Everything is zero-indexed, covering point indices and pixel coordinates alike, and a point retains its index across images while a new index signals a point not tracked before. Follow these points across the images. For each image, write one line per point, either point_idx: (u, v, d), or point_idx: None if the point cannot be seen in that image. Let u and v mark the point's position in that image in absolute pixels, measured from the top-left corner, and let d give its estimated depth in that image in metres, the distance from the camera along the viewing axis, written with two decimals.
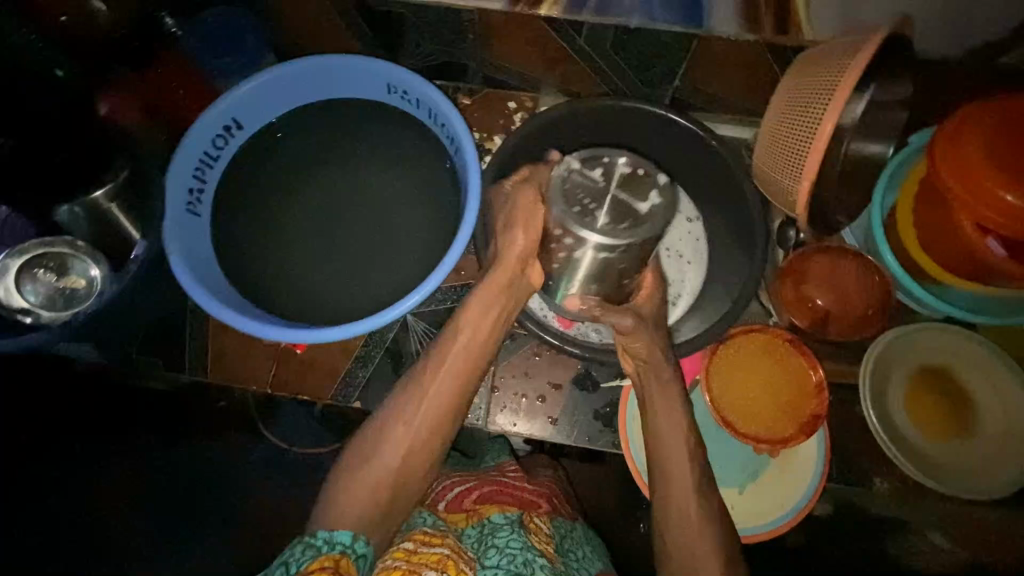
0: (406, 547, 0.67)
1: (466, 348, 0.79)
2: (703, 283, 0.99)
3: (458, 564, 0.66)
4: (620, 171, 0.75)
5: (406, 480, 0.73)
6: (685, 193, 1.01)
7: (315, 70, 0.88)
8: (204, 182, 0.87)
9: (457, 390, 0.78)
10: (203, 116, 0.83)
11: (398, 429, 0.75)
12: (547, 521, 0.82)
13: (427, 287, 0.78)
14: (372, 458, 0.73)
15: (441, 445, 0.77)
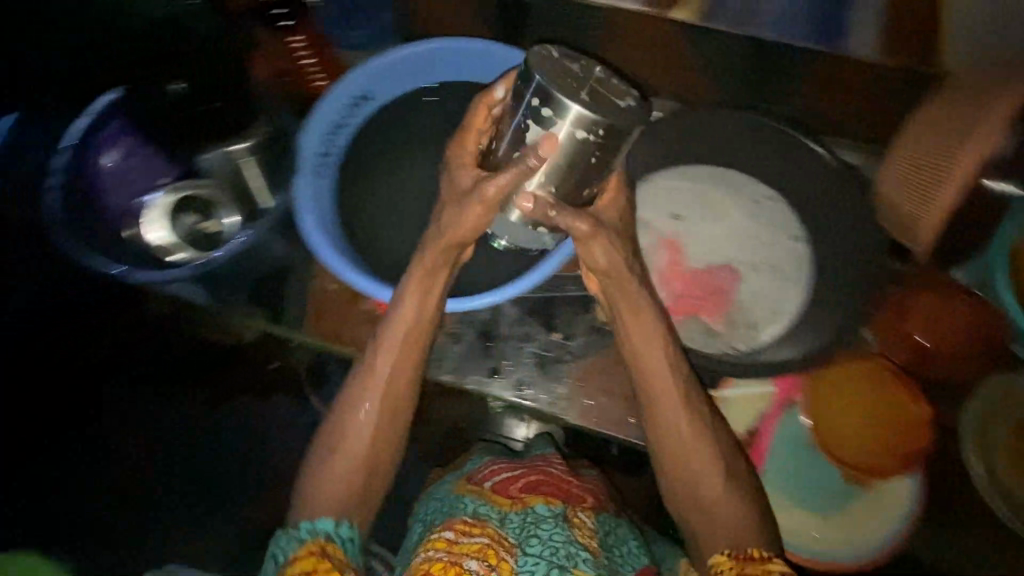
0: (448, 536, 0.76)
1: (413, 320, 0.79)
2: (807, 302, 0.94)
3: (498, 553, 0.75)
4: (598, 68, 0.65)
5: (372, 460, 0.77)
6: (790, 211, 0.98)
7: (447, 52, 0.91)
8: (331, 148, 0.90)
9: (404, 364, 0.79)
10: (339, 85, 0.88)
11: (354, 412, 0.78)
12: (590, 515, 0.83)
13: (547, 268, 0.82)
14: (337, 443, 0.77)
15: (401, 418, 0.80)
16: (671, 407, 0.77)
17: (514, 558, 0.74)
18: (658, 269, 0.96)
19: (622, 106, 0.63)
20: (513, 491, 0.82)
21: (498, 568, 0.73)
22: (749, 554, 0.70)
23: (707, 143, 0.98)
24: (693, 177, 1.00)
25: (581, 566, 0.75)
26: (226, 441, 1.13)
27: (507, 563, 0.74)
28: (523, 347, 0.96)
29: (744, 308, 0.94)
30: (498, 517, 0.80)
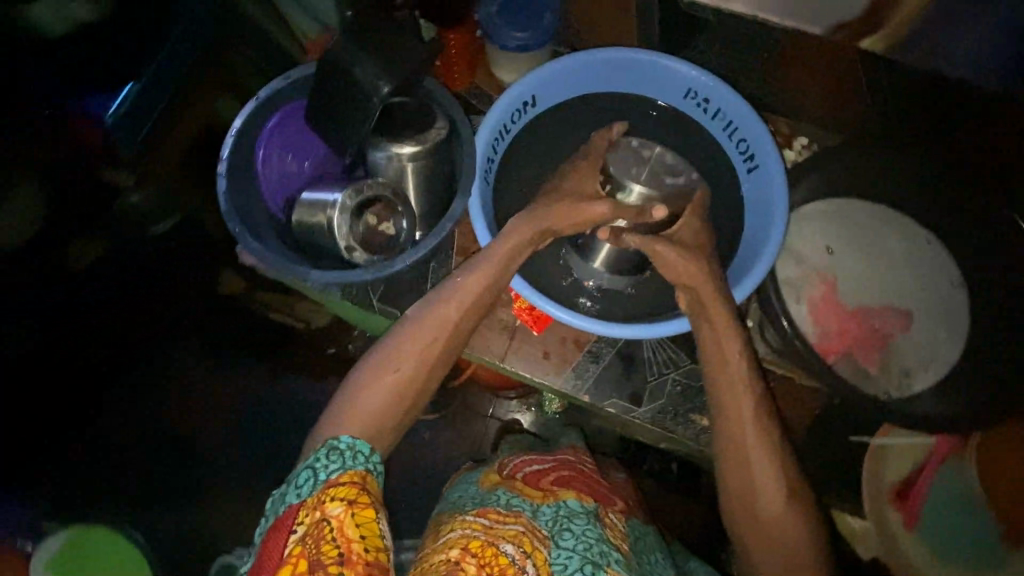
0: (483, 521, 0.73)
1: (479, 290, 0.80)
2: (960, 351, 0.88)
3: (532, 542, 0.72)
4: (662, 159, 0.89)
5: (407, 399, 0.77)
6: (944, 251, 0.93)
7: (619, 62, 0.86)
8: (496, 154, 0.86)
9: (465, 319, 0.81)
10: (512, 89, 0.83)
11: (400, 348, 0.78)
12: (621, 519, 0.85)
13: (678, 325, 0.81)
14: (373, 373, 0.77)
15: (442, 368, 0.81)
16: (739, 395, 0.76)
17: (548, 550, 0.72)
18: (812, 303, 0.93)
19: (677, 182, 0.88)
20: (544, 485, 0.83)
21: (533, 558, 0.70)
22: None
23: (862, 179, 0.94)
24: (849, 210, 0.96)
25: (613, 566, 0.74)
26: (278, 421, 1.45)
27: (542, 554, 0.71)
28: (666, 374, 0.91)
29: (900, 354, 0.90)
30: (530, 509, 0.78)
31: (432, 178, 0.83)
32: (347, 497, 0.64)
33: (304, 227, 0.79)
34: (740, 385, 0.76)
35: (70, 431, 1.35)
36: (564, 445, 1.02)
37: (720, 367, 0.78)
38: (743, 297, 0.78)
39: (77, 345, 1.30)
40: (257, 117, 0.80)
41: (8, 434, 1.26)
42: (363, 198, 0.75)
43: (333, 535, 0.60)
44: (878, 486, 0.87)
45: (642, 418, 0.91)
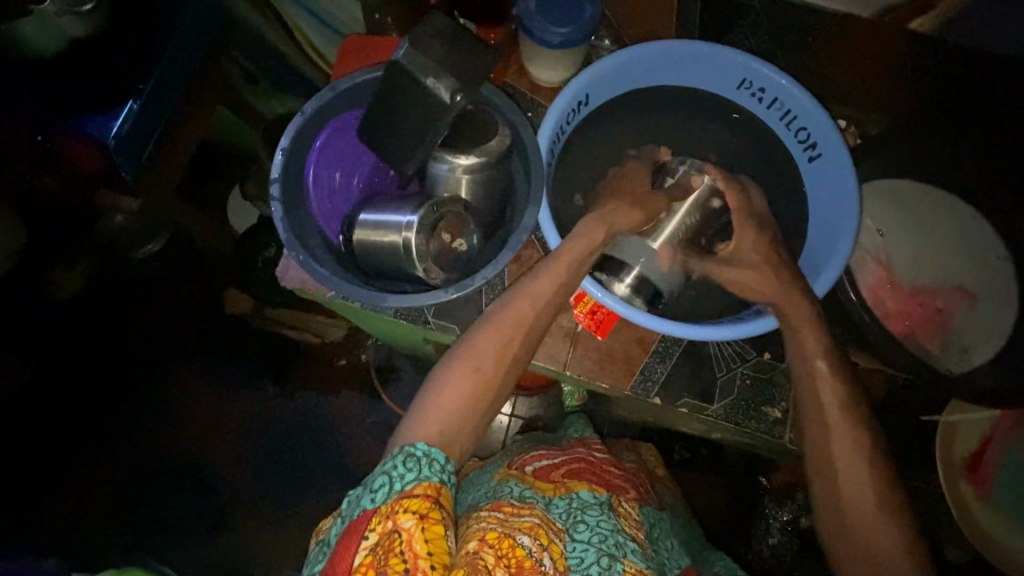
0: (498, 514, 0.69)
1: (553, 288, 0.76)
2: (1012, 325, 0.90)
3: (548, 534, 0.69)
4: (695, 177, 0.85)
5: (481, 403, 0.73)
6: (983, 223, 0.94)
7: (671, 53, 0.84)
8: (554, 156, 0.83)
9: (538, 318, 0.76)
10: (569, 86, 0.80)
11: (471, 350, 0.74)
12: (635, 508, 0.81)
13: (751, 326, 0.77)
14: (447, 376, 0.74)
15: (517, 371, 0.77)
16: (833, 381, 0.75)
17: (563, 543, 0.69)
18: (870, 286, 0.94)
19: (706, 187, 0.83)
20: (555, 477, 0.80)
21: (550, 551, 0.67)
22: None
23: (912, 160, 0.93)
24: (902, 192, 0.96)
25: (631, 558, 0.70)
26: (294, 436, 1.41)
27: (557, 546, 0.68)
28: (735, 370, 0.91)
29: (957, 330, 0.92)
30: (543, 501, 0.75)
31: (493, 191, 0.79)
32: (420, 510, 0.60)
33: (367, 250, 0.74)
34: (825, 376, 0.75)
35: (70, 433, 1.37)
36: (572, 437, 0.97)
37: (795, 351, 0.77)
38: (822, 293, 0.79)
39: (80, 350, 1.35)
40: (306, 134, 0.75)
41: (8, 433, 1.33)
42: (436, 215, 0.71)
43: (402, 548, 0.57)
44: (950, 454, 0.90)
45: (716, 415, 0.90)
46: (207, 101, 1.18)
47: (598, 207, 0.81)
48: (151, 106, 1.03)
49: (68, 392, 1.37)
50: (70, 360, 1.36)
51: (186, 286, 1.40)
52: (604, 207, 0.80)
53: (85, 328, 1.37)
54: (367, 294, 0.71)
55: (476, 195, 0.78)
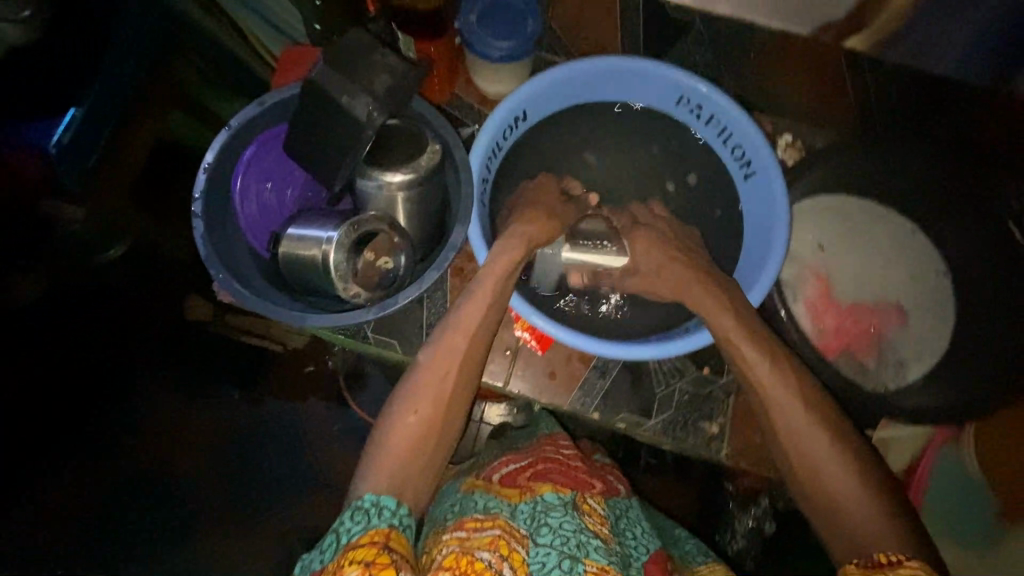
0: (460, 534, 0.67)
1: (482, 321, 0.76)
2: (948, 339, 0.91)
3: (509, 544, 0.67)
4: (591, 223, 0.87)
5: (432, 444, 0.72)
6: (922, 237, 0.95)
7: (610, 70, 0.84)
8: (490, 172, 0.83)
9: (475, 346, 0.76)
10: (503, 104, 0.80)
11: (415, 396, 0.73)
12: (600, 502, 0.78)
13: (675, 346, 0.78)
14: (395, 420, 0.72)
15: (464, 404, 0.76)
16: (783, 390, 0.73)
17: (526, 550, 0.67)
18: (809, 301, 0.95)
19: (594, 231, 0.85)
20: (521, 481, 0.77)
21: (510, 560, 0.65)
22: (876, 560, 0.61)
23: (856, 177, 0.93)
24: (844, 208, 0.97)
25: (593, 557, 0.66)
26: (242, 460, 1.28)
27: (519, 555, 0.66)
28: (674, 386, 0.91)
29: (893, 346, 0.93)
30: (508, 509, 0.72)
31: (427, 205, 0.78)
32: (366, 558, 0.57)
33: (295, 265, 0.73)
34: (750, 356, 0.74)
35: (67, 433, 1.22)
36: (536, 436, 0.91)
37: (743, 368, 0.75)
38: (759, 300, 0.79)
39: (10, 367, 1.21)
40: (233, 147, 0.74)
41: (7, 433, 1.19)
42: (360, 233, 0.70)
43: None
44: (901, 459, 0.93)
45: (654, 430, 0.91)
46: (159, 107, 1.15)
47: (514, 220, 0.81)
48: (97, 115, 1.01)
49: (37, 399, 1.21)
50: (71, 357, 1.22)
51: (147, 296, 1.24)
52: (533, 223, 0.80)
53: (83, 331, 1.22)
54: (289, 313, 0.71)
55: (410, 209, 0.77)
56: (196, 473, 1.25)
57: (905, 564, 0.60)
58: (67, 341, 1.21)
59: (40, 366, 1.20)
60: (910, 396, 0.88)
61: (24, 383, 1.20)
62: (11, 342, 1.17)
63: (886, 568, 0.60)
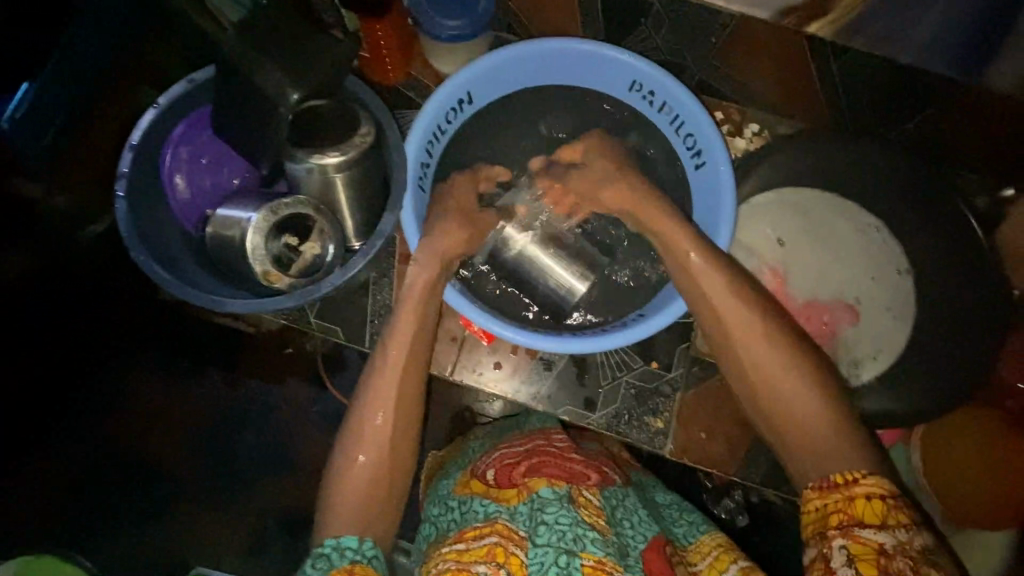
0: (457, 547, 0.60)
1: (421, 328, 0.72)
2: (906, 337, 0.89)
3: (507, 549, 0.59)
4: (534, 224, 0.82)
5: (389, 477, 0.67)
6: (888, 231, 0.92)
7: (558, 52, 0.81)
8: (431, 156, 0.81)
9: (414, 356, 0.71)
10: (445, 85, 0.77)
11: (360, 430, 0.68)
12: (597, 494, 0.67)
13: (612, 339, 0.75)
14: (350, 450, 0.67)
15: (414, 422, 0.70)
16: (776, 363, 0.64)
17: (524, 552, 0.59)
18: None
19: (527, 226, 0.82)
20: (516, 477, 0.67)
21: (508, 567, 0.58)
22: (831, 480, 0.57)
23: (820, 168, 0.90)
24: (803, 200, 0.94)
25: (591, 549, 0.58)
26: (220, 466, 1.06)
27: (517, 559, 0.59)
28: (619, 379, 0.89)
29: (850, 345, 0.91)
30: (507, 512, 0.63)
31: (366, 189, 0.76)
32: None
33: (220, 242, 0.72)
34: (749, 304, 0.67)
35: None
36: (532, 427, 0.80)
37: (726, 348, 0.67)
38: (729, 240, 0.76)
39: None
40: (161, 125, 0.73)
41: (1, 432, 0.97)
42: (279, 218, 0.69)
43: None
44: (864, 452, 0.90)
45: (598, 423, 0.89)
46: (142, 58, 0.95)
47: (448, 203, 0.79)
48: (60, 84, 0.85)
49: (66, 409, 1.00)
50: (72, 359, 1.00)
51: (124, 294, 1.02)
52: (464, 207, 0.78)
53: (87, 330, 1.01)
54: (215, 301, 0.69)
55: (345, 192, 0.75)
56: (195, 476, 1.04)
57: (862, 481, 0.55)
58: (70, 341, 0.99)
59: (40, 366, 0.98)
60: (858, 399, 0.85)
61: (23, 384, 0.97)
62: (9, 343, 0.94)
63: (841, 491, 0.55)
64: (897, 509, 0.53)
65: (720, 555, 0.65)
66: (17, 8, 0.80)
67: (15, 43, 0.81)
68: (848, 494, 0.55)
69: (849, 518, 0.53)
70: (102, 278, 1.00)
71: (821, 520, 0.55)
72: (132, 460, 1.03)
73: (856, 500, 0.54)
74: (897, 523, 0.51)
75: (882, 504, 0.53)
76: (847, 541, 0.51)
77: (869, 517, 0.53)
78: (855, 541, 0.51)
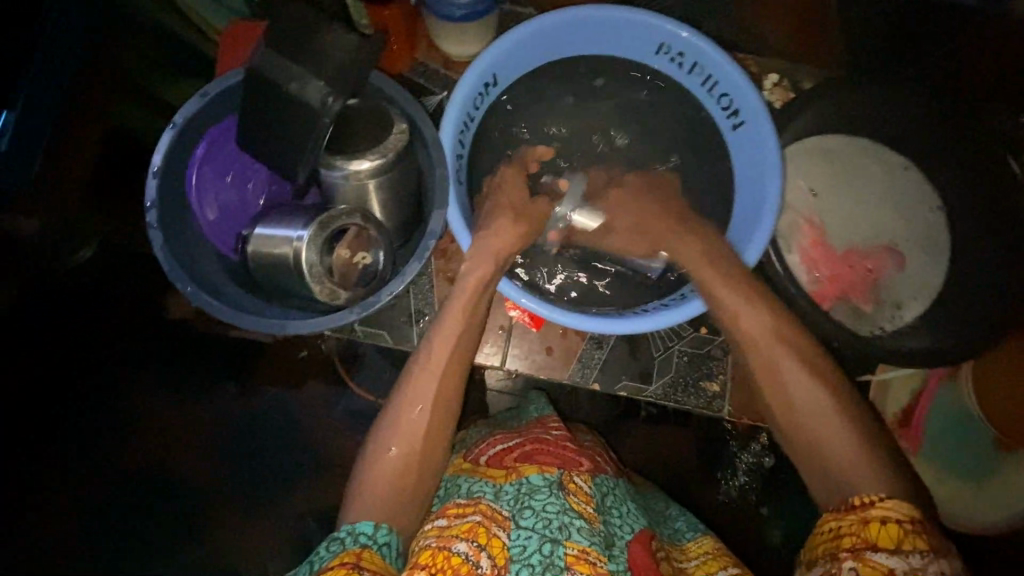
0: (439, 523, 0.61)
1: (461, 328, 0.68)
2: (944, 275, 0.90)
3: (490, 530, 0.60)
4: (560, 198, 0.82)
5: (433, 469, 0.65)
6: (920, 171, 0.93)
7: (580, 21, 0.78)
8: (464, 147, 0.78)
9: (459, 352, 0.68)
10: (471, 69, 0.74)
11: (396, 421, 0.66)
12: (588, 481, 0.67)
13: (675, 314, 0.73)
14: (384, 448, 0.65)
15: (452, 418, 0.67)
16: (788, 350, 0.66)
17: (507, 534, 0.60)
18: (803, 250, 0.94)
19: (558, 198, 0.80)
20: (508, 460, 0.68)
21: (488, 549, 0.58)
22: (848, 503, 0.58)
23: (846, 115, 0.90)
24: (835, 148, 0.94)
25: (575, 538, 0.59)
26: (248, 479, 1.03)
27: (498, 540, 0.60)
28: (672, 348, 0.90)
29: (889, 287, 0.92)
30: (493, 491, 0.65)
31: (404, 191, 0.73)
32: None
33: (263, 260, 0.69)
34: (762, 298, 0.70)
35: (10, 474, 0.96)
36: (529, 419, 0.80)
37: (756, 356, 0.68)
38: (777, 199, 0.75)
39: None
40: (183, 144, 0.69)
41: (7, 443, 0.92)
42: (330, 231, 0.66)
43: None
44: (912, 383, 0.92)
45: (654, 395, 0.90)
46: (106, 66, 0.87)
47: (487, 196, 0.77)
48: (40, 108, 0.83)
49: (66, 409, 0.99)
50: (72, 359, 0.98)
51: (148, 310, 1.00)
52: (516, 199, 0.75)
53: (85, 331, 0.98)
54: (237, 315, 0.66)
55: (385, 195, 0.72)
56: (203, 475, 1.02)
57: (878, 504, 0.56)
58: (69, 340, 0.98)
59: (40, 367, 0.98)
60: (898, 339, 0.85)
61: (23, 383, 0.98)
62: (9, 343, 0.95)
63: (858, 512, 0.57)
64: (915, 534, 0.54)
65: (710, 558, 0.68)
66: (15, 8, 0.76)
67: (15, 43, 0.78)
68: (864, 516, 0.56)
69: (864, 541, 0.54)
70: (121, 293, 0.98)
71: (834, 541, 0.56)
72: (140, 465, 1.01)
73: (870, 524, 0.55)
74: (913, 547, 0.53)
75: (898, 527, 0.54)
76: (858, 563, 0.53)
77: (881, 540, 0.54)
78: (866, 564, 0.53)
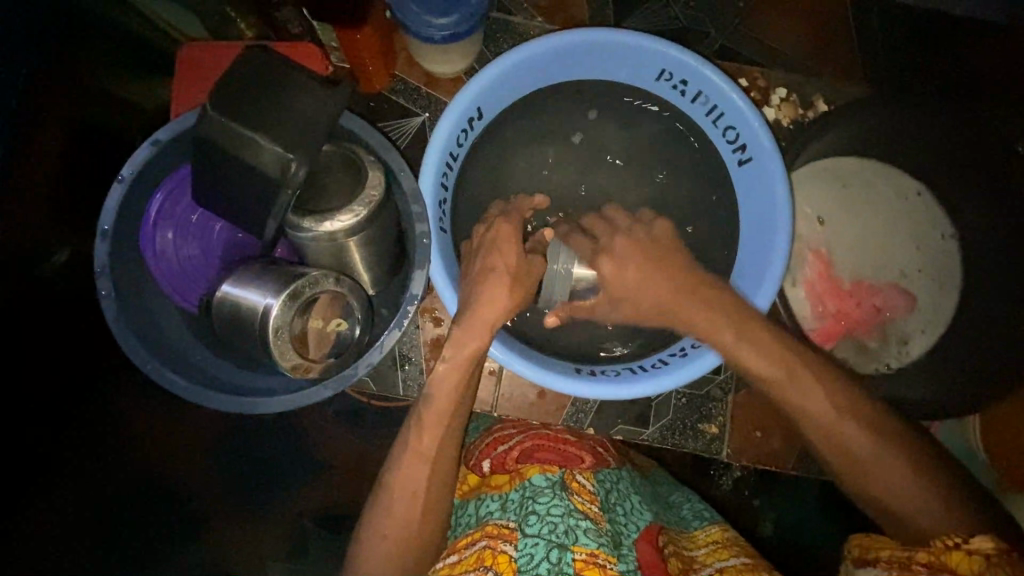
0: (451, 560, 0.60)
1: (453, 399, 0.63)
2: (954, 309, 0.86)
3: (496, 549, 0.57)
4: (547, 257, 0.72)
5: (424, 549, 0.62)
6: (932, 197, 0.88)
7: (574, 46, 0.70)
8: (446, 190, 0.71)
9: (451, 429, 0.64)
10: (453, 105, 0.67)
11: (387, 503, 0.62)
12: (590, 479, 0.65)
13: (671, 379, 0.68)
14: (375, 528, 0.61)
15: (448, 489, 0.64)
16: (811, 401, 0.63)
17: (513, 546, 0.56)
18: (808, 283, 0.89)
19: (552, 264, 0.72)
20: (510, 466, 0.68)
21: (496, 568, 0.55)
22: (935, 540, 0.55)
23: (858, 139, 0.84)
24: (846, 170, 0.88)
25: (582, 541, 0.55)
26: None
27: (505, 554, 0.56)
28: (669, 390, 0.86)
29: (895, 321, 0.88)
30: (499, 503, 0.63)
31: (382, 242, 0.67)
32: None
33: (230, 330, 0.63)
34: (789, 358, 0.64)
35: None
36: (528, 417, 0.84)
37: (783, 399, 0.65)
38: (787, 244, 0.70)
39: None
40: (136, 197, 0.64)
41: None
42: (299, 303, 0.60)
43: None
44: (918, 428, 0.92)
45: (651, 438, 0.86)
46: (84, 63, 0.74)
47: (473, 245, 0.71)
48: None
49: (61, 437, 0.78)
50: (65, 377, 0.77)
51: None
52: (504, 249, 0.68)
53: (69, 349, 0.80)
54: (207, 395, 0.61)
55: (359, 251, 0.66)
56: None
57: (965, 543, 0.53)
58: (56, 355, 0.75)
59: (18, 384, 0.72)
60: (897, 387, 0.81)
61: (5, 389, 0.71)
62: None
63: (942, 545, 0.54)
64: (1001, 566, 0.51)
65: (719, 546, 0.65)
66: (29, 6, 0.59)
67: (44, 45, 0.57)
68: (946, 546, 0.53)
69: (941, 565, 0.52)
70: None
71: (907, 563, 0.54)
72: (138, 471, 0.82)
73: (949, 550, 0.53)
74: None
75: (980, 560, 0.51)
76: None
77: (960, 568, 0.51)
78: None
